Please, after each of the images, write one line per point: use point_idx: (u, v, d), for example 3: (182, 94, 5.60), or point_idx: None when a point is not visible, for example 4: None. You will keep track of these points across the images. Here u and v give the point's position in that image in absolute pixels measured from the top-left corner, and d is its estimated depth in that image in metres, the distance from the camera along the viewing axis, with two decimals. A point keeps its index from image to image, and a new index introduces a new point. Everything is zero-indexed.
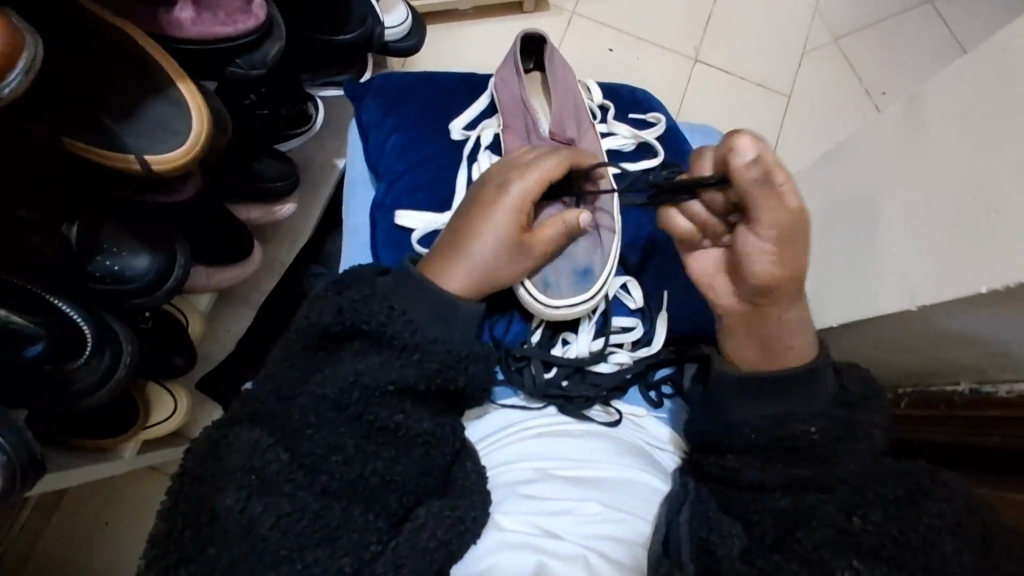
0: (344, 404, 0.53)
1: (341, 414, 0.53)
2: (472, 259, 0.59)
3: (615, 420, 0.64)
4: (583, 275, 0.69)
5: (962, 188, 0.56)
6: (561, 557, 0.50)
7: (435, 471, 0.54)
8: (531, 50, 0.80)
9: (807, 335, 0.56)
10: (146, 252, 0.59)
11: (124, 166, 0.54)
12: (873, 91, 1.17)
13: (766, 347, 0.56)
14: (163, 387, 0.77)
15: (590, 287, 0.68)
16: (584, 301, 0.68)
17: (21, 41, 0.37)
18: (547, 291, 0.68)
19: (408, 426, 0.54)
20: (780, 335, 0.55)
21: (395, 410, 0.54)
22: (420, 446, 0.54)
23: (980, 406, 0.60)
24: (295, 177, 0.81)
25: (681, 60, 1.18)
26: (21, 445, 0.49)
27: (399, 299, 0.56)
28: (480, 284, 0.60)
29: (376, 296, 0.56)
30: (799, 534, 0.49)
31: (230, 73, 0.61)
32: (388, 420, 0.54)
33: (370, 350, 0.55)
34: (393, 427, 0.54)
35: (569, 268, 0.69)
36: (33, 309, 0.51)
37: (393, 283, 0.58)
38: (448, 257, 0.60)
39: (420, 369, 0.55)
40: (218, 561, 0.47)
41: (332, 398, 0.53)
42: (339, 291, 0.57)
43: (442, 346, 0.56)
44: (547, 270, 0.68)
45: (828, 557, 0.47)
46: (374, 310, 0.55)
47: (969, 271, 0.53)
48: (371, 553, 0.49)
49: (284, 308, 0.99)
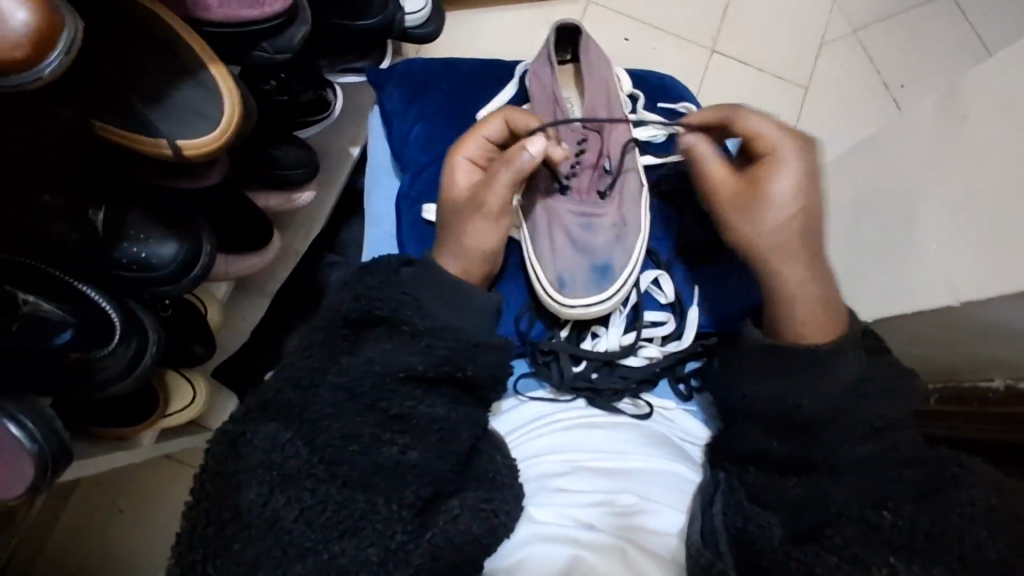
0: (356, 391, 0.53)
1: (356, 402, 0.52)
2: (445, 230, 0.65)
3: (646, 412, 0.63)
4: (601, 274, 0.69)
5: (1006, 181, 0.55)
6: (596, 548, 0.48)
7: (452, 455, 0.53)
8: (567, 41, 0.79)
9: (832, 315, 0.57)
10: (173, 240, 0.57)
11: (155, 150, 0.53)
12: (893, 84, 1.16)
13: (783, 313, 0.58)
14: (181, 376, 0.77)
15: (607, 287, 0.68)
16: (600, 301, 0.67)
17: (61, 19, 0.36)
18: (563, 290, 0.68)
19: (423, 412, 0.53)
20: (795, 301, 0.58)
21: (407, 397, 0.53)
22: (434, 432, 0.53)
23: (1016, 402, 0.59)
24: (314, 164, 0.80)
25: (700, 50, 1.16)
26: (52, 434, 0.48)
27: (422, 292, 0.58)
28: (467, 254, 0.63)
29: (406, 293, 0.57)
30: (829, 530, 0.48)
31: (255, 57, 0.60)
32: (398, 406, 0.53)
33: (393, 341, 0.55)
34: (406, 414, 0.53)
35: (587, 266, 0.69)
36: (64, 298, 0.52)
37: (417, 274, 0.59)
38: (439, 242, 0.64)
39: (429, 355, 0.55)
40: (242, 557, 0.46)
41: (345, 386, 0.53)
42: (371, 293, 0.57)
43: (455, 335, 0.56)
44: (562, 269, 0.69)
45: (862, 552, 0.46)
46: (390, 296, 0.57)
47: (1016, 265, 0.52)
48: (396, 543, 0.48)
49: (300, 299, 0.98)
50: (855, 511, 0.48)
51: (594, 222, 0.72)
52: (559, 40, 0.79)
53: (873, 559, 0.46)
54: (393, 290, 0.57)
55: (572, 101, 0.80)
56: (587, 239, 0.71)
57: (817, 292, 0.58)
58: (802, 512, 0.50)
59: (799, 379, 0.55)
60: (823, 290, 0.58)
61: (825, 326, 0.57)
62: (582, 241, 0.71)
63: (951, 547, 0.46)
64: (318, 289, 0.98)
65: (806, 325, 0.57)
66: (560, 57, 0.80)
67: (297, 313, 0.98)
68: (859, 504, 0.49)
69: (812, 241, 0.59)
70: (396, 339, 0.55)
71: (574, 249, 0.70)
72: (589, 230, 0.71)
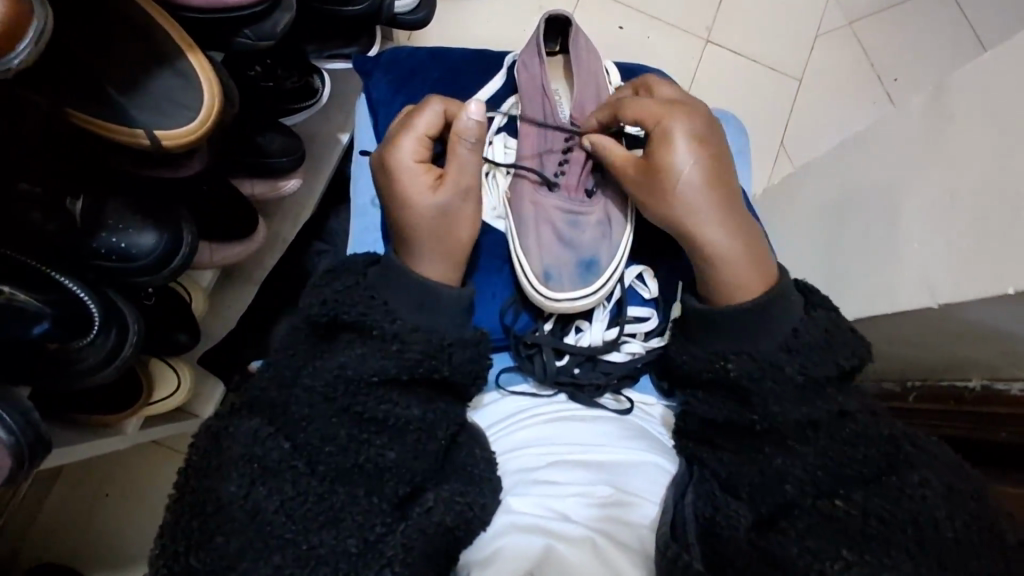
0: (334, 395, 0.52)
1: (330, 404, 0.52)
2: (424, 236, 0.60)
3: (626, 408, 0.64)
4: (586, 269, 0.69)
5: (988, 184, 0.56)
6: (569, 540, 0.48)
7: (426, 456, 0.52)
8: (556, 31, 0.78)
9: (760, 271, 0.58)
10: (152, 230, 0.57)
11: (131, 140, 0.52)
12: (885, 77, 1.15)
13: (711, 280, 0.59)
14: (166, 363, 0.77)
15: (593, 282, 0.68)
16: (587, 296, 0.67)
17: (27, 7, 0.35)
18: (549, 284, 0.68)
19: (397, 415, 0.52)
20: (715, 264, 0.59)
21: (383, 401, 0.52)
22: (412, 432, 0.52)
23: (990, 401, 0.61)
24: (301, 152, 0.79)
25: (693, 40, 1.15)
26: (30, 426, 0.49)
27: (388, 292, 0.56)
28: (448, 255, 0.61)
29: (367, 294, 0.56)
30: (784, 524, 0.51)
31: (237, 44, 0.59)
32: (372, 411, 0.52)
33: (367, 345, 0.54)
34: (385, 417, 0.52)
35: (573, 261, 0.69)
36: (41, 287, 0.51)
37: (381, 275, 0.57)
38: (413, 247, 0.60)
39: (399, 360, 0.53)
40: (224, 550, 0.46)
41: (320, 390, 0.52)
42: (342, 296, 0.56)
43: (419, 336, 0.54)
44: (549, 263, 0.69)
45: (820, 547, 0.48)
46: (355, 300, 0.55)
47: (997, 269, 0.53)
48: (375, 536, 0.48)
49: (288, 286, 0.97)
50: (806, 500, 0.51)
51: (581, 218, 0.71)
52: (549, 31, 0.78)
53: (828, 553, 0.47)
54: (359, 295, 0.55)
55: (561, 93, 0.79)
56: (574, 234, 0.71)
57: (742, 247, 0.58)
58: (762, 499, 0.52)
59: (725, 350, 0.56)
60: (742, 245, 0.58)
61: (762, 275, 0.58)
62: (569, 237, 0.70)
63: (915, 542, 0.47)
64: (306, 276, 0.97)
65: (739, 289, 0.58)
66: (549, 48, 0.78)
67: (284, 301, 0.97)
68: (813, 494, 0.51)
69: (723, 196, 0.60)
70: (368, 343, 0.54)
71: (562, 244, 0.70)
72: (576, 227, 0.71)
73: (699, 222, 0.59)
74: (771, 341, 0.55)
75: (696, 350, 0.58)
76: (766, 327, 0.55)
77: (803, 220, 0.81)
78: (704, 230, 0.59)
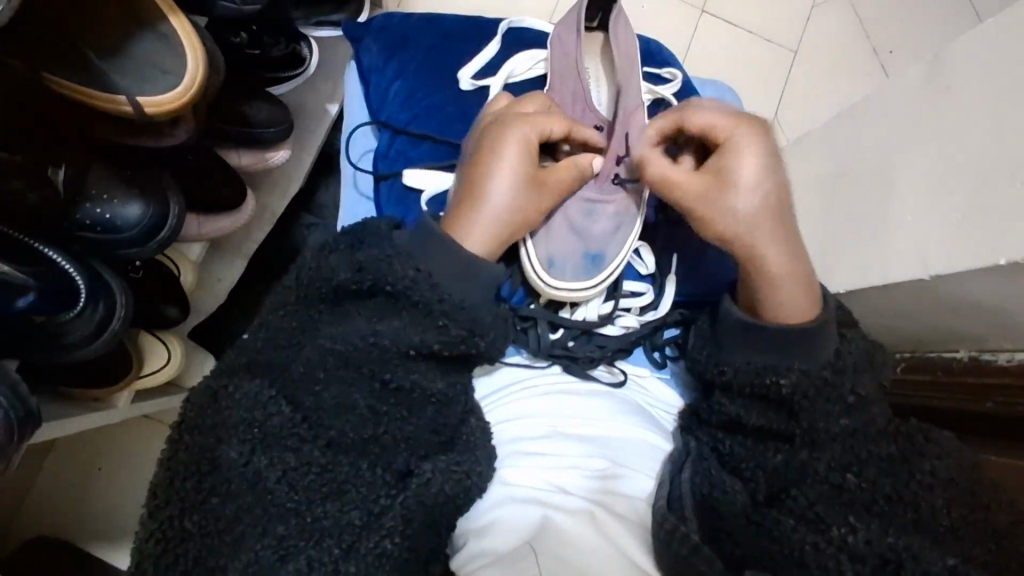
0: (357, 361, 0.52)
1: (352, 370, 0.52)
2: (485, 206, 0.58)
3: (620, 381, 0.64)
4: (592, 261, 0.68)
5: (980, 159, 0.56)
6: (567, 512, 0.48)
7: (445, 429, 0.53)
8: (598, 7, 0.74)
9: (810, 293, 0.56)
10: (138, 201, 0.57)
11: (113, 107, 0.51)
12: (881, 49, 1.14)
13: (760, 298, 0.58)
14: (156, 338, 0.75)
15: (595, 277, 0.67)
16: (583, 290, 0.66)
17: None
18: (550, 272, 0.66)
19: (422, 386, 0.53)
20: (774, 288, 0.57)
21: (411, 370, 0.53)
22: (431, 405, 0.53)
23: (981, 372, 0.62)
24: (288, 123, 0.77)
25: (688, 10, 1.12)
26: (17, 399, 0.48)
27: (422, 257, 0.53)
28: (497, 229, 0.59)
29: (400, 257, 0.53)
30: (794, 492, 0.51)
31: (221, 8, 0.57)
32: (402, 379, 0.52)
33: (407, 318, 0.53)
34: (408, 386, 0.52)
35: (580, 252, 0.68)
36: (21, 259, 0.50)
37: (416, 239, 0.54)
38: (456, 218, 0.59)
39: (442, 334, 0.53)
40: (222, 512, 0.47)
41: (341, 352, 0.52)
42: (381, 263, 0.53)
43: (467, 316, 0.53)
44: (554, 251, 0.67)
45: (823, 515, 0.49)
46: (400, 270, 0.52)
47: (989, 241, 0.53)
48: (380, 507, 0.49)
49: (280, 257, 0.97)
50: (813, 471, 0.52)
51: (598, 209, 0.69)
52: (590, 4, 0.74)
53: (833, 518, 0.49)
54: (405, 264, 0.53)
55: (593, 72, 0.76)
56: (586, 224, 0.68)
57: (800, 270, 0.57)
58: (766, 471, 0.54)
59: (773, 362, 0.55)
60: (801, 271, 0.57)
61: (811, 300, 0.56)
62: (580, 226, 0.68)
63: (908, 511, 0.49)
64: (298, 248, 0.97)
65: (791, 306, 0.56)
66: (589, 23, 0.75)
67: (276, 273, 0.96)
68: (820, 467, 0.52)
69: (785, 221, 0.58)
70: (404, 315, 0.53)
71: (570, 233, 0.68)
72: (591, 216, 0.69)
73: (760, 253, 0.57)
74: (816, 360, 0.54)
75: (736, 360, 0.56)
76: (813, 347, 0.54)
77: (796, 191, 0.80)
78: (770, 257, 0.57)
